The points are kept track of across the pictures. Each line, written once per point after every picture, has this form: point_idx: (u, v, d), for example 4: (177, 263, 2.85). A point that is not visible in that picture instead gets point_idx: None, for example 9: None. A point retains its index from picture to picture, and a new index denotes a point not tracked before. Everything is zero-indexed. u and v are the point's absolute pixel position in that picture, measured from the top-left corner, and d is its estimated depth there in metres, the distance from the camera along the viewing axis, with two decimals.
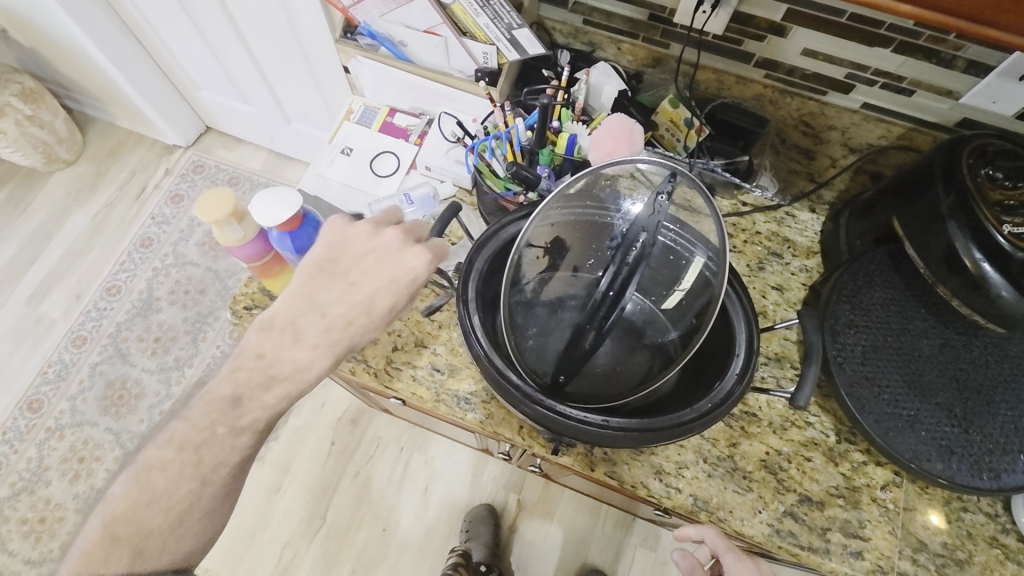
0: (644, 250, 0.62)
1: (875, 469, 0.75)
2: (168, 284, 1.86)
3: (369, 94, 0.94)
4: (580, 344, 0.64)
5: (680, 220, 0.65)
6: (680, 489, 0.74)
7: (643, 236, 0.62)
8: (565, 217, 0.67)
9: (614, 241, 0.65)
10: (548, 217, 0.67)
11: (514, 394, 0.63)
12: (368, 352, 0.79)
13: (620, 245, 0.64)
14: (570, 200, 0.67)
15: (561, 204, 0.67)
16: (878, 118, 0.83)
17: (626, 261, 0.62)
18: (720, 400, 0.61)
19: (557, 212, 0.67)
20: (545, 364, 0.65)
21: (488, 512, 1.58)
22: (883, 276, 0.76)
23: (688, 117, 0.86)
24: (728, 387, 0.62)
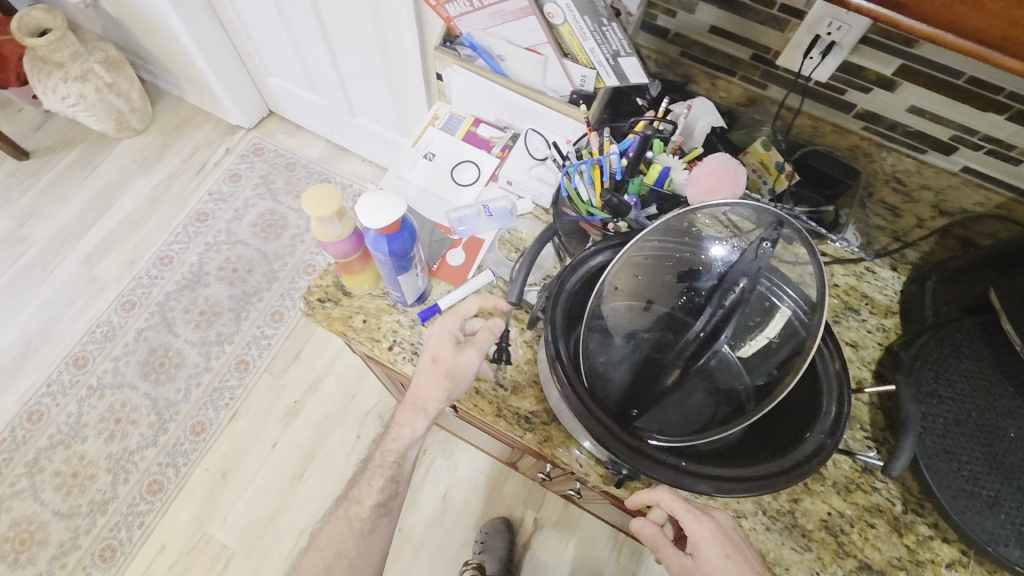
0: (743, 295, 0.61)
1: (942, 545, 0.72)
2: (218, 260, 1.89)
3: (456, 102, 0.94)
4: (661, 382, 0.62)
5: (777, 269, 0.64)
6: None
7: (742, 280, 0.61)
8: (658, 249, 0.66)
9: (708, 280, 0.64)
10: (641, 247, 0.66)
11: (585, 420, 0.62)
12: None
13: (718, 287, 0.62)
14: (665, 235, 0.66)
15: (656, 236, 0.66)
16: (981, 185, 0.81)
17: (721, 304, 0.61)
18: (807, 457, 0.59)
19: (650, 244, 0.66)
20: (618, 394, 0.64)
21: (506, 526, 1.57)
22: (972, 347, 0.73)
23: (780, 161, 0.84)
24: (811, 447, 0.60)
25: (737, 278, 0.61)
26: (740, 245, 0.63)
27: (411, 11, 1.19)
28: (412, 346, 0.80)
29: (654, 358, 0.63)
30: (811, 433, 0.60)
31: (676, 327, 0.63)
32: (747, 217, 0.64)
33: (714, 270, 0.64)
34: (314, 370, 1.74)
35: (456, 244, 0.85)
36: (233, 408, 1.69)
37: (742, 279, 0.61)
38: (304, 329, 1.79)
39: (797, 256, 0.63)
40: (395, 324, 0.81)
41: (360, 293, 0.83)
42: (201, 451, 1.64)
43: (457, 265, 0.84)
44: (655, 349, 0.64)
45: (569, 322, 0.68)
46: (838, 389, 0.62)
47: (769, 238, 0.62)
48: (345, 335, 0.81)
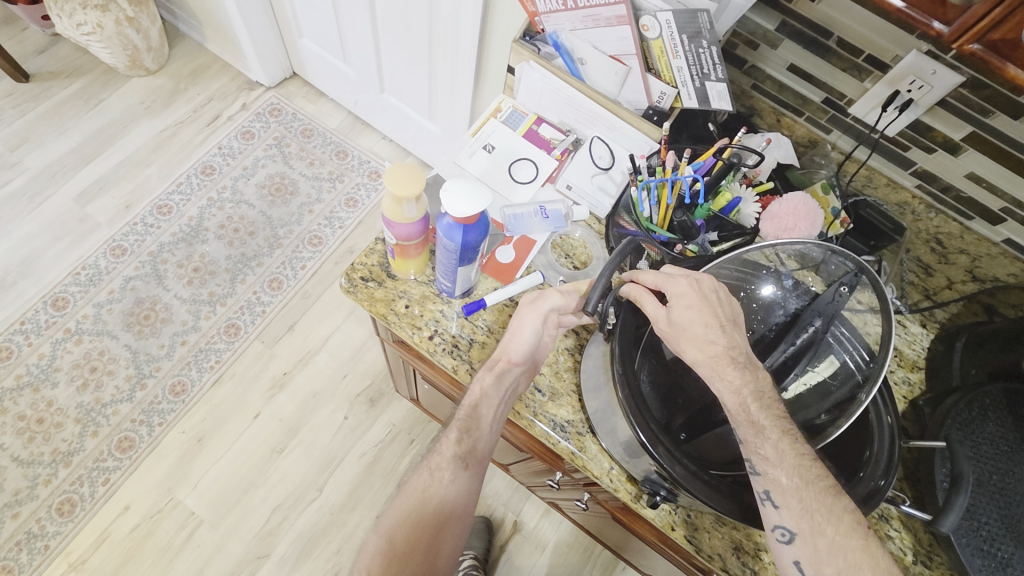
0: (816, 335, 0.64)
1: None
2: (219, 217, 1.83)
3: (521, 98, 0.93)
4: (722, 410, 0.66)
5: (849, 320, 0.65)
6: (754, 571, 0.73)
7: (817, 321, 0.64)
8: (731, 279, 0.67)
9: (779, 316, 0.66)
10: (716, 273, 0.67)
11: (640, 433, 0.61)
12: (474, 354, 0.78)
13: (792, 324, 0.65)
14: (744, 266, 0.67)
15: (731, 265, 0.67)
16: (1015, 256, 0.86)
17: (794, 343, 0.64)
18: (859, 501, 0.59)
19: (733, 272, 0.67)
20: (678, 417, 0.66)
21: (485, 526, 1.56)
22: (998, 413, 0.75)
23: (836, 207, 0.84)
24: (863, 494, 0.60)
25: (812, 319, 0.64)
26: (815, 289, 0.65)
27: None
28: (452, 338, 0.78)
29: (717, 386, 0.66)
30: (867, 475, 0.60)
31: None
32: (828, 263, 0.66)
33: (788, 308, 0.65)
34: (306, 345, 1.69)
35: (507, 241, 0.84)
36: (218, 371, 1.63)
37: (819, 318, 0.64)
38: (302, 301, 1.75)
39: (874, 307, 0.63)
40: (438, 314, 0.79)
41: (404, 277, 0.80)
42: (178, 412, 1.58)
43: (506, 262, 0.83)
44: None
45: (632, 340, 0.68)
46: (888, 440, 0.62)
47: (847, 285, 0.65)
48: (385, 318, 0.79)
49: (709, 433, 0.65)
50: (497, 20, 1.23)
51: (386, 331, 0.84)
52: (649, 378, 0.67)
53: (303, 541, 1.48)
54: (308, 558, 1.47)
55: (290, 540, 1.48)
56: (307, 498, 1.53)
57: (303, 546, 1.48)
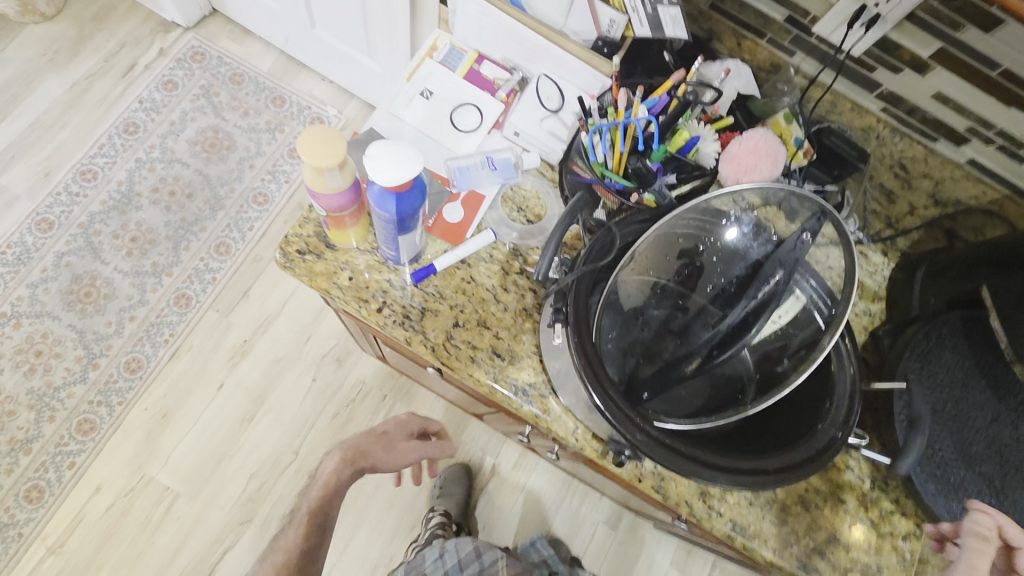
0: (777, 287, 0.61)
1: (900, 518, 0.77)
2: (152, 179, 1.69)
3: (459, 34, 0.83)
4: (683, 366, 0.63)
5: (813, 269, 0.63)
6: (720, 513, 0.74)
7: (778, 272, 0.61)
8: (689, 229, 0.63)
9: (740, 268, 0.62)
10: (675, 225, 0.62)
11: (596, 398, 0.58)
12: (427, 323, 0.74)
13: (753, 276, 0.62)
14: (704, 215, 0.63)
15: (692, 213, 0.63)
16: (979, 178, 0.82)
17: (755, 296, 0.61)
18: (818, 451, 0.58)
19: (694, 223, 0.63)
20: (639, 376, 0.63)
21: (464, 473, 1.58)
22: (954, 341, 0.75)
23: (799, 137, 0.79)
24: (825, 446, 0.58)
25: (772, 269, 0.61)
26: (778, 236, 0.62)
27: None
28: (402, 308, 0.74)
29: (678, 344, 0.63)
30: (824, 426, 0.59)
31: (703, 321, 0.62)
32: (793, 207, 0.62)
33: (750, 257, 0.62)
34: (264, 310, 1.62)
35: (454, 198, 0.78)
36: (174, 345, 1.56)
37: (780, 268, 0.61)
38: (254, 265, 1.66)
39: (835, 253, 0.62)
40: (386, 284, 0.74)
41: (345, 247, 0.74)
42: (137, 390, 1.52)
43: (454, 223, 0.77)
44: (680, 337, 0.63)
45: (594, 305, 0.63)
46: (848, 387, 0.62)
47: (811, 232, 0.61)
48: (328, 292, 0.73)
49: (670, 394, 0.63)
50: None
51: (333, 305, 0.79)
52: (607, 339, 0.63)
53: (285, 504, 1.48)
54: None
55: (271, 504, 1.49)
56: (284, 463, 1.52)
57: (285, 508, 1.49)
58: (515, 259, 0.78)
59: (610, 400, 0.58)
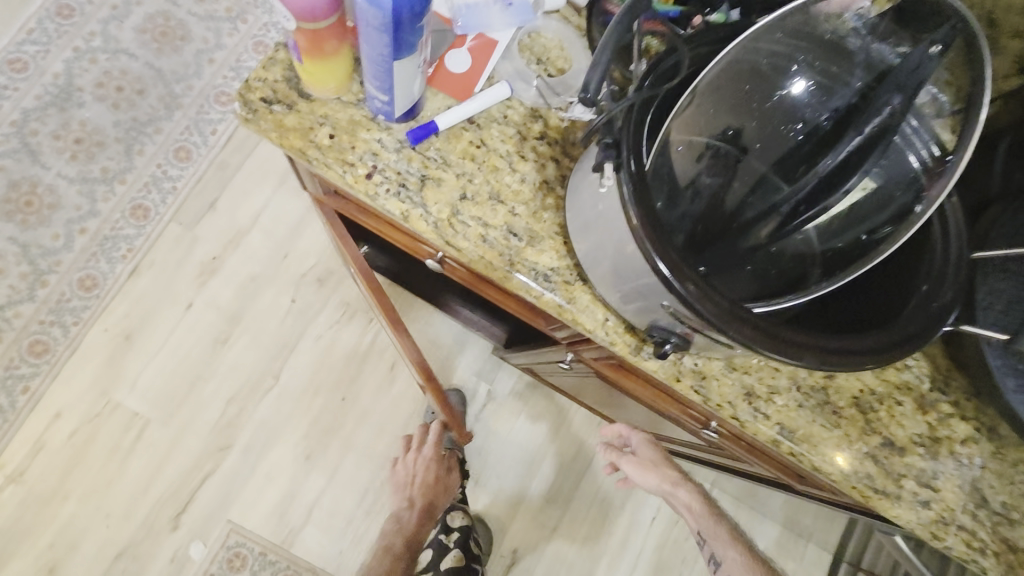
0: (887, 123, 0.49)
1: (959, 422, 0.69)
2: (94, 73, 1.47)
3: None
4: (758, 228, 0.50)
5: (924, 109, 0.50)
6: (767, 416, 0.65)
7: (896, 101, 0.48)
8: (770, 55, 0.49)
9: (836, 104, 0.49)
10: (758, 44, 0.48)
11: (662, 267, 0.45)
12: (428, 194, 0.61)
13: (856, 111, 0.49)
14: (796, 32, 0.48)
15: (774, 36, 0.48)
16: None
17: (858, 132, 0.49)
18: (924, 327, 0.47)
19: (782, 44, 0.48)
20: (705, 246, 0.50)
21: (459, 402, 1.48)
22: None
23: None
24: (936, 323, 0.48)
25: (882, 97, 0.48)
26: (885, 64, 0.49)
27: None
28: (397, 175, 0.60)
29: (754, 202, 0.50)
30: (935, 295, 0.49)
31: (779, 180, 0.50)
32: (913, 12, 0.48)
33: (852, 91, 0.49)
34: (234, 223, 1.46)
35: (460, 43, 0.64)
36: (132, 261, 1.40)
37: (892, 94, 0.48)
38: (220, 173, 1.48)
39: (962, 83, 0.48)
40: (375, 144, 0.60)
41: (325, 98, 0.59)
42: (94, 310, 1.37)
43: (461, 73, 0.63)
44: (754, 195, 0.50)
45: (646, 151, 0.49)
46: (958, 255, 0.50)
47: (938, 45, 0.47)
48: (305, 154, 0.59)
49: (743, 269, 0.51)
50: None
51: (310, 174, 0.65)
52: (668, 197, 0.49)
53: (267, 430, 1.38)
54: (274, 445, 1.39)
55: (252, 430, 1.39)
56: (264, 387, 1.41)
57: (268, 433, 1.39)
58: (533, 122, 0.64)
59: (681, 270, 0.46)
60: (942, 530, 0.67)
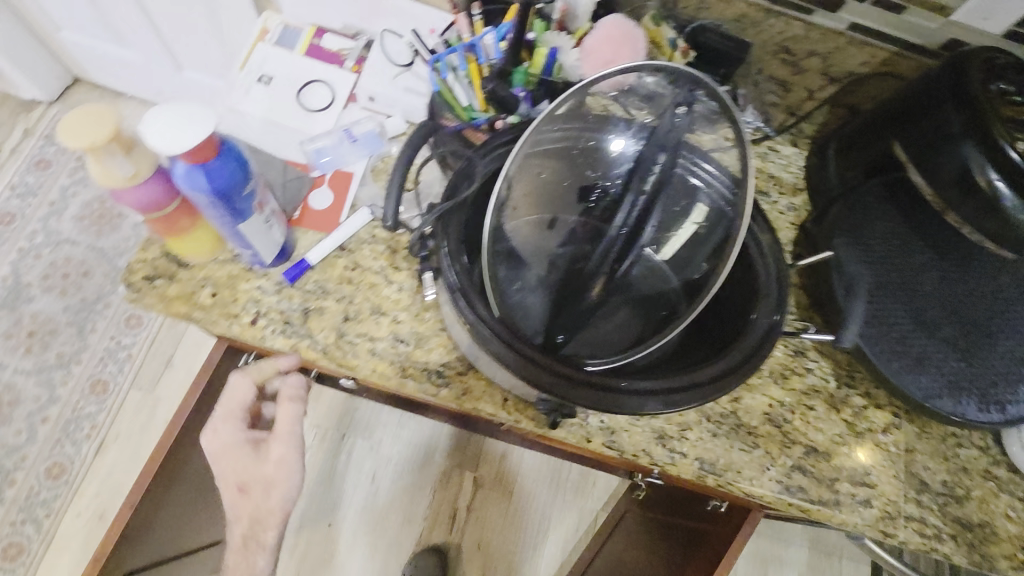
0: (664, 175, 0.53)
1: (876, 412, 0.71)
2: (40, 267, 1.55)
3: (289, 9, 0.76)
4: (587, 293, 0.54)
5: (702, 145, 0.55)
6: (684, 454, 0.66)
7: (661, 157, 0.54)
8: (556, 143, 0.57)
9: (620, 171, 0.55)
10: (538, 142, 0.56)
11: (502, 358, 0.53)
12: (312, 325, 0.64)
13: (635, 171, 0.54)
14: (568, 121, 0.56)
15: (553, 127, 0.56)
16: (865, 42, 0.76)
17: (642, 191, 0.53)
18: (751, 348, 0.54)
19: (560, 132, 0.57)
20: (546, 322, 0.55)
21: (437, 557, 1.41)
22: (883, 209, 0.71)
23: (672, 37, 0.74)
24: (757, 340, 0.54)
25: (651, 153, 0.54)
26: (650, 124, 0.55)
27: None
28: (281, 315, 0.64)
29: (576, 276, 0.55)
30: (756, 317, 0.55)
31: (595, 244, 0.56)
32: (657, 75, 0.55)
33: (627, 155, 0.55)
34: (191, 376, 1.49)
35: (319, 183, 0.70)
36: (98, 438, 1.42)
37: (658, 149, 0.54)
38: (171, 331, 1.53)
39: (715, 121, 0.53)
40: (255, 293, 0.65)
41: (203, 262, 0.64)
42: (66, 496, 1.37)
43: (324, 209, 0.69)
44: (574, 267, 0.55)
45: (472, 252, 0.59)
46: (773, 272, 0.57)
47: (684, 104, 0.54)
48: (191, 317, 0.63)
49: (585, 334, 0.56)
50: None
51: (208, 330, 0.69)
52: (504, 288, 0.56)
53: None
54: None
55: None
56: None
57: None
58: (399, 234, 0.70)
59: (519, 356, 0.53)
60: (891, 525, 0.66)
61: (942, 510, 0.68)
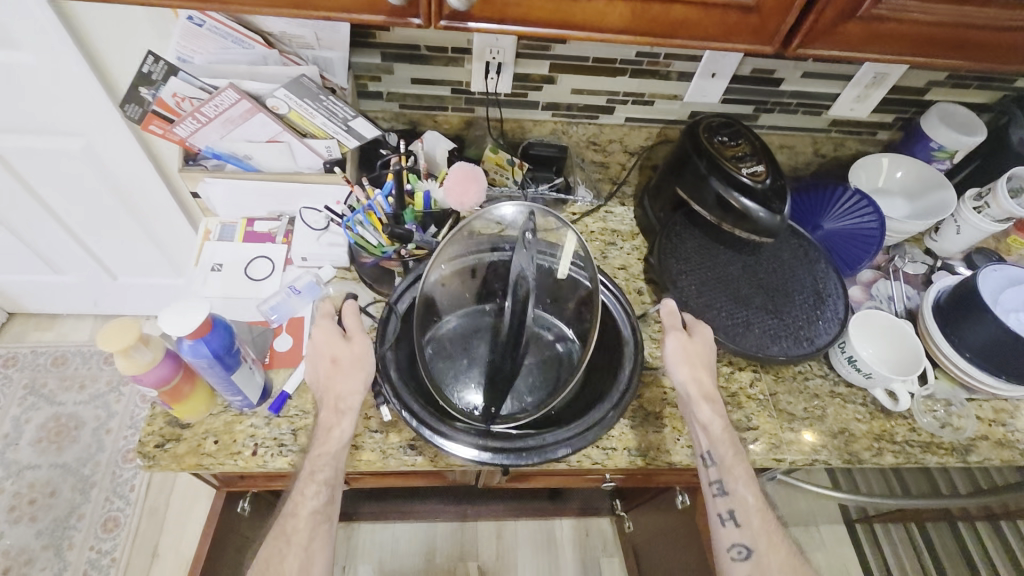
0: (530, 283, 0.79)
1: (742, 373, 0.94)
2: (4, 500, 1.57)
3: (222, 212, 0.98)
4: (499, 373, 0.80)
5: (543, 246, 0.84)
6: (615, 447, 0.85)
7: (525, 270, 0.79)
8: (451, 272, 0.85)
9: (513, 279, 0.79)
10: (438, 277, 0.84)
11: (453, 432, 0.79)
12: (302, 440, 0.80)
13: (513, 284, 0.79)
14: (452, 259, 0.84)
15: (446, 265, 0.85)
16: (640, 126, 1.10)
17: (518, 297, 0.78)
18: (622, 393, 0.84)
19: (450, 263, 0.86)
20: (480, 398, 0.81)
21: None
22: (688, 232, 0.99)
23: (508, 158, 1.06)
24: (623, 387, 0.85)
25: (517, 269, 0.78)
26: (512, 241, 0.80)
27: (135, 139, 1.22)
28: (275, 440, 0.80)
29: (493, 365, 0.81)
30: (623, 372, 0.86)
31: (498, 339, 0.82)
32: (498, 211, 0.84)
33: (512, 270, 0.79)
34: (181, 557, 1.52)
35: (279, 331, 0.89)
36: None
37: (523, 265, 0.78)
38: (151, 520, 1.57)
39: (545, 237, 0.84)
40: (250, 429, 0.81)
41: (199, 419, 0.80)
42: None
43: (287, 350, 0.88)
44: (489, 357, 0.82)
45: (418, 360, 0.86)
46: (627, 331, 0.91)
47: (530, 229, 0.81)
48: (201, 465, 0.78)
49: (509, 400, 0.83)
50: (163, 145, 1.27)
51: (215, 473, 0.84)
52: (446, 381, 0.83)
53: None
54: None
55: None
56: None
57: None
58: None
59: (469, 429, 0.80)
60: (778, 451, 0.87)
61: (811, 428, 0.89)
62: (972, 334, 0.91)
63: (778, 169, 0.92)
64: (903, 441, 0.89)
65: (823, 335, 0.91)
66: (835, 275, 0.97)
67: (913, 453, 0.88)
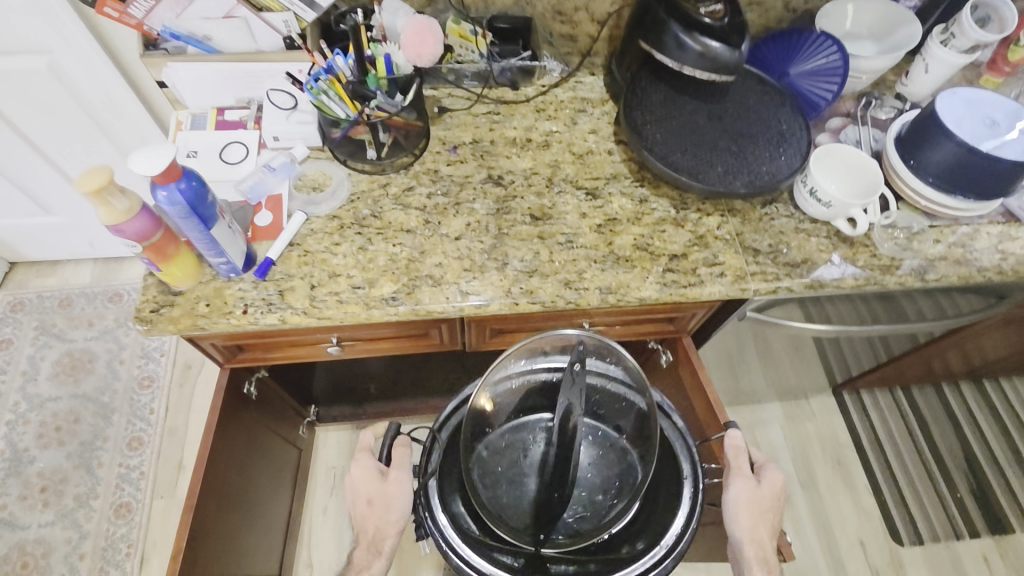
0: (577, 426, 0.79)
1: (709, 218, 0.97)
2: (32, 429, 1.66)
3: (191, 102, 0.99)
4: (546, 501, 0.82)
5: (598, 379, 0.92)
6: (587, 288, 0.89)
7: (573, 411, 0.79)
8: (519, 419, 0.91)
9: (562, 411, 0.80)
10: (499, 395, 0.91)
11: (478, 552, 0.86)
12: (289, 299, 0.85)
13: (562, 417, 0.80)
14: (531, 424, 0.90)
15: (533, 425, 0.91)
16: None
17: (563, 425, 0.78)
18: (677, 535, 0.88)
19: (512, 376, 0.91)
20: (524, 518, 0.85)
21: None
22: (654, 86, 1.00)
23: (471, 29, 1.06)
24: (677, 532, 0.88)
25: (564, 406, 0.79)
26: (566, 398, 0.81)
27: (114, 69, 1.24)
28: (263, 301, 0.85)
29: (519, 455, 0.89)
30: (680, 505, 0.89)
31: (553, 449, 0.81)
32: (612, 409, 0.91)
33: (563, 410, 0.80)
34: None
35: (258, 208, 0.92)
36: (137, 553, 1.50)
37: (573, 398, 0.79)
38: (173, 437, 1.66)
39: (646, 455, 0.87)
40: (240, 292, 0.85)
41: (190, 287, 0.85)
42: None
43: (268, 224, 0.91)
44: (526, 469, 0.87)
45: (449, 481, 0.93)
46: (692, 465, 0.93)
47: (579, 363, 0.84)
48: (197, 325, 0.83)
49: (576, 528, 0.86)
50: (129, 59, 1.26)
51: (211, 338, 0.89)
52: (482, 494, 0.87)
53: None
54: None
55: None
56: None
57: None
58: (333, 220, 0.93)
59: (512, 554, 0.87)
60: (744, 282, 0.91)
61: (775, 261, 0.93)
62: (932, 154, 0.93)
63: (736, 7, 0.91)
64: (864, 266, 0.94)
65: (785, 171, 0.93)
66: (798, 118, 0.99)
67: (873, 276, 0.93)
